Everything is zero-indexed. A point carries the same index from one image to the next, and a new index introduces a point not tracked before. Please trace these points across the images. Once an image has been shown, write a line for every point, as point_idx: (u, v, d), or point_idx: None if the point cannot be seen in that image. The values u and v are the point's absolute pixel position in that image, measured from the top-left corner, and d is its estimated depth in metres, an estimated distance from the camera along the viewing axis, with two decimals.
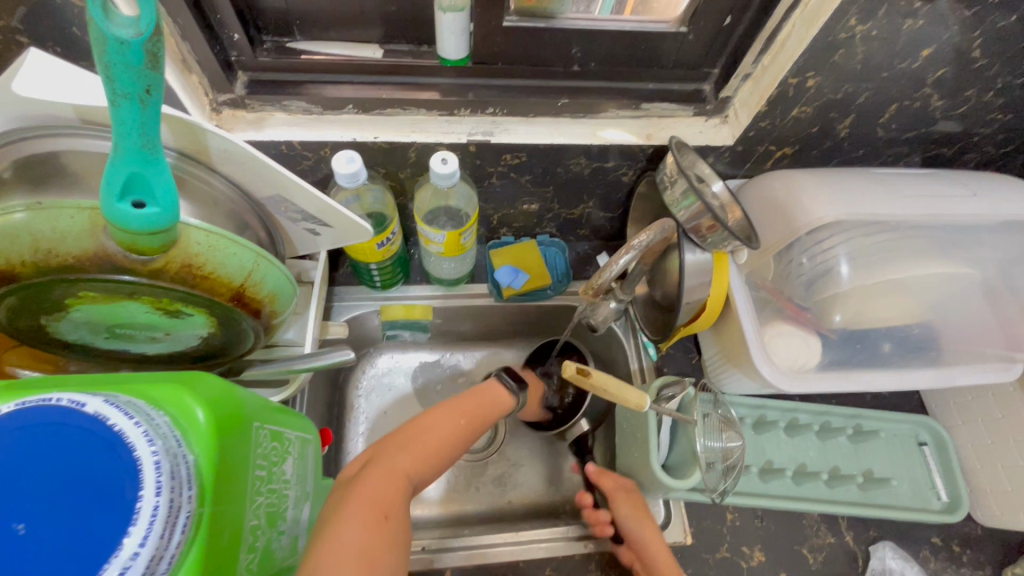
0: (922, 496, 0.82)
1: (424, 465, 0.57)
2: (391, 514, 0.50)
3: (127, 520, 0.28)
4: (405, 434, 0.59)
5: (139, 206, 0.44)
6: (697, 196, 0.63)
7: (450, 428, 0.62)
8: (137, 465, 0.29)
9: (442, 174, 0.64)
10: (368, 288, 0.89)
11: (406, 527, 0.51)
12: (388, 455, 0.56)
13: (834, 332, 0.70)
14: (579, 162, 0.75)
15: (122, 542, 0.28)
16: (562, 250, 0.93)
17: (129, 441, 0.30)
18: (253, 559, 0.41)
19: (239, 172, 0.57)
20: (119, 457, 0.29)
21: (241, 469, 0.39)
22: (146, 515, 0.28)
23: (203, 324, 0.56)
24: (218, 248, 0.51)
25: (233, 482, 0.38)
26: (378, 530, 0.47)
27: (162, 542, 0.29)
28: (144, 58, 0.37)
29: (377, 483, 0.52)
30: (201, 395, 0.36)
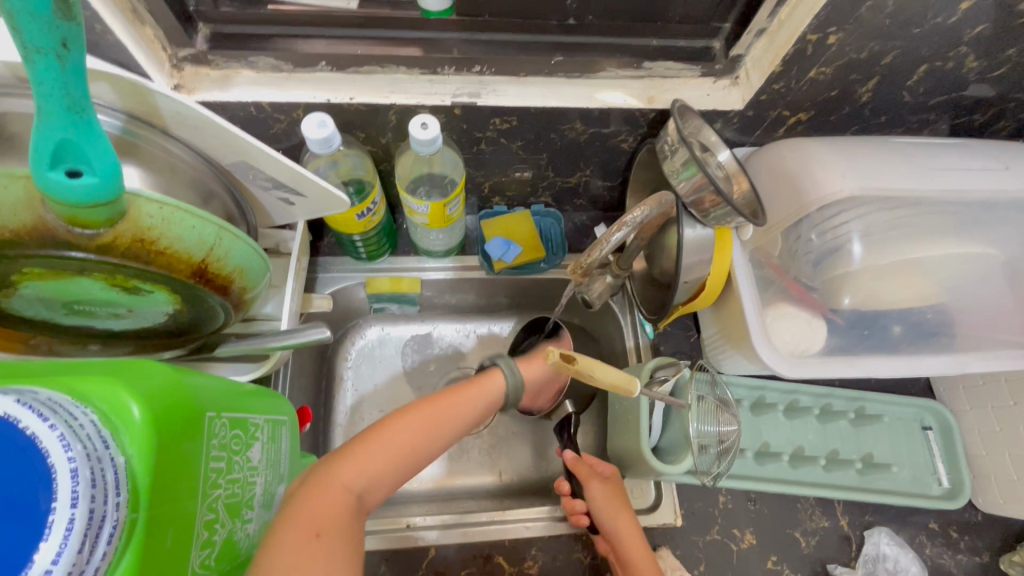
0: (923, 481, 0.80)
1: (382, 474, 0.53)
2: (324, 532, 0.47)
3: (39, 534, 0.26)
4: (368, 438, 0.55)
5: (74, 176, 0.40)
6: (698, 166, 0.57)
7: (418, 430, 0.57)
8: (51, 473, 0.26)
9: (423, 139, 0.58)
10: (353, 259, 0.85)
11: (346, 543, 0.48)
12: (341, 461, 0.52)
13: (842, 316, 0.66)
14: (574, 127, 0.69)
15: (32, 559, 0.25)
16: (558, 220, 0.88)
17: (43, 446, 0.27)
18: (210, 554, 0.39)
19: (198, 136, 0.53)
20: (32, 465, 0.26)
21: (189, 464, 0.36)
22: (60, 529, 0.26)
23: (165, 301, 0.52)
24: (172, 222, 0.47)
25: (180, 480, 0.35)
26: (304, 552, 0.45)
27: (81, 556, 0.26)
28: (53, 5, 0.34)
29: (321, 498, 0.49)
30: (139, 389, 0.33)
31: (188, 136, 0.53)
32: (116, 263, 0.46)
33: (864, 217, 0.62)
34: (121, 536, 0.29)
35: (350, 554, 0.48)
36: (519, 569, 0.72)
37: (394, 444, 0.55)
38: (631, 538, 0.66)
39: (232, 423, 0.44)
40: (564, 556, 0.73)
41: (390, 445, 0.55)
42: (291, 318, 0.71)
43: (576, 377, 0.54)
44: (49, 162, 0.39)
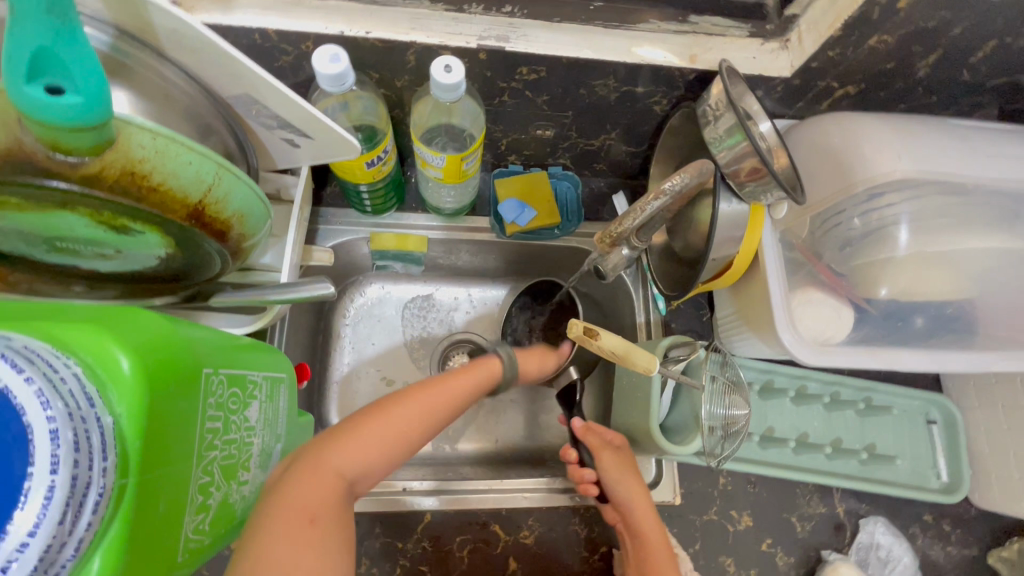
0: (921, 474, 0.79)
1: (376, 458, 0.50)
2: (319, 519, 0.44)
3: (13, 503, 0.22)
4: (371, 417, 0.51)
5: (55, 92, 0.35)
6: (745, 134, 0.53)
7: (421, 410, 0.54)
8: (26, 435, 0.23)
9: (446, 84, 0.53)
10: (357, 212, 0.80)
11: (339, 531, 0.45)
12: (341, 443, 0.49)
13: (870, 303, 0.63)
14: (606, 83, 0.64)
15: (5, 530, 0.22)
16: (575, 185, 0.84)
17: (17, 403, 0.23)
18: (205, 519, 0.37)
19: (197, 61, 0.47)
20: (4, 422, 0.23)
21: (184, 425, 0.33)
22: (37, 498, 0.23)
23: (157, 245, 0.48)
24: (167, 155, 0.42)
25: (175, 441, 0.32)
26: (300, 539, 0.42)
27: (61, 528, 0.23)
28: None
29: (314, 482, 0.46)
30: (129, 341, 0.29)
31: (185, 59, 0.47)
32: (103, 198, 0.41)
33: (907, 203, 0.59)
34: (108, 504, 0.26)
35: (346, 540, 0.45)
36: (514, 538, 0.71)
37: (395, 428, 0.52)
38: (643, 510, 0.65)
39: (229, 380, 0.41)
40: (561, 528, 0.72)
41: (392, 427, 0.52)
42: (291, 271, 0.66)
43: (595, 351, 0.52)
44: (26, 74, 0.34)
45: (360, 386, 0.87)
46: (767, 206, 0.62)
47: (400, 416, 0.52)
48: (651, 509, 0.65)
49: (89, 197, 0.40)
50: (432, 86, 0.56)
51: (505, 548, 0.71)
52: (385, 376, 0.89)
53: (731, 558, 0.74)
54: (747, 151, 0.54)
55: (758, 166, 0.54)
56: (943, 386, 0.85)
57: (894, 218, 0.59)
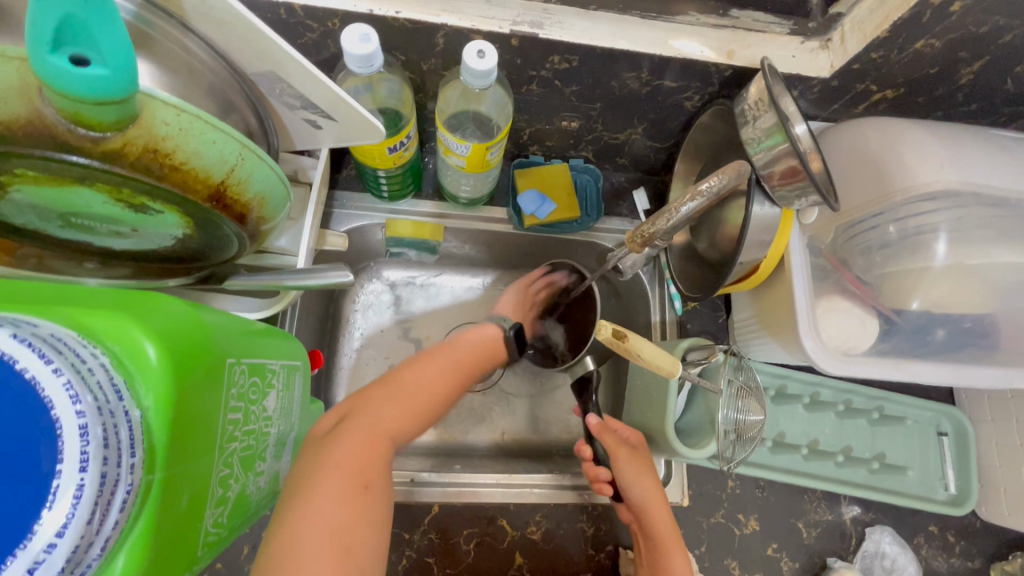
0: (929, 485, 0.79)
1: (403, 421, 0.53)
2: (372, 480, 0.46)
3: (41, 501, 0.21)
4: (386, 390, 0.55)
5: (80, 64, 0.33)
6: (786, 135, 0.52)
7: (432, 377, 0.59)
8: (55, 429, 0.22)
9: (477, 70, 0.51)
10: (374, 197, 0.79)
11: (385, 490, 0.47)
12: (367, 411, 0.52)
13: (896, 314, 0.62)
14: (639, 76, 0.62)
15: (33, 530, 0.21)
16: (597, 179, 0.82)
17: (45, 395, 0.22)
18: (224, 511, 0.36)
19: (223, 34, 0.45)
20: (32, 415, 0.22)
21: (208, 416, 0.32)
22: (66, 497, 0.21)
23: (175, 225, 0.46)
24: (191, 133, 0.41)
25: (199, 434, 0.31)
26: (359, 498, 0.44)
27: (90, 528, 0.22)
28: None
29: (355, 444, 0.47)
30: (157, 330, 0.28)
31: (210, 30, 0.45)
32: (123, 175, 0.39)
33: (943, 214, 0.57)
34: (135, 501, 0.25)
35: (390, 497, 0.47)
36: (521, 533, 0.71)
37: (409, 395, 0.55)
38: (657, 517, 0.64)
39: (249, 368, 0.39)
40: (568, 525, 0.72)
41: (407, 395, 0.55)
42: (307, 256, 0.65)
43: (620, 353, 0.51)
44: (50, 42, 0.32)
45: (368, 374, 0.86)
46: (797, 211, 0.61)
47: (412, 384, 0.57)
48: (667, 513, 0.65)
49: (110, 173, 0.39)
50: (462, 71, 0.54)
51: (512, 543, 0.70)
52: (394, 364, 0.87)
53: (736, 561, 0.74)
54: (784, 153, 0.53)
55: (795, 170, 0.53)
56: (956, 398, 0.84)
57: (928, 228, 0.57)
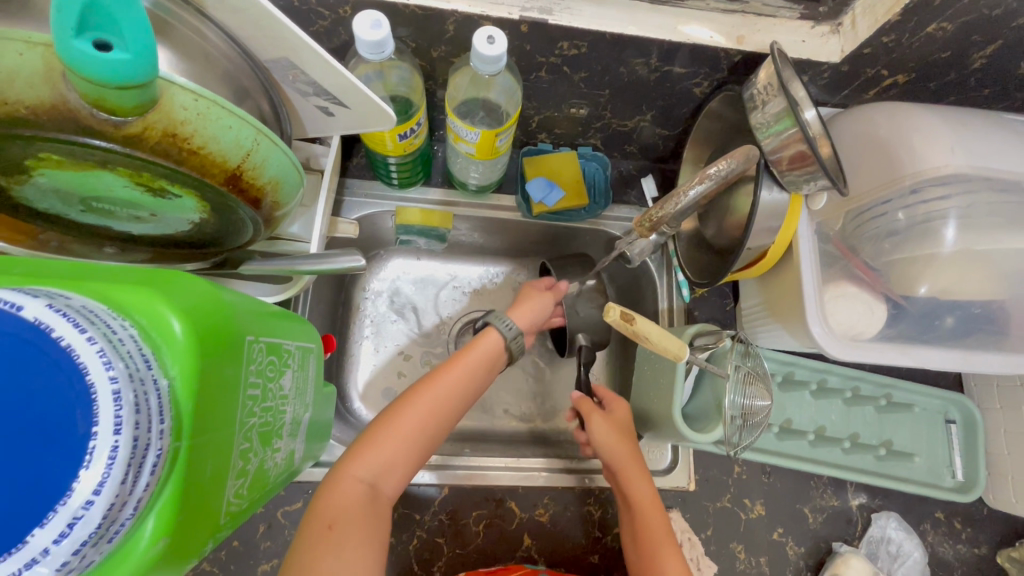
0: (936, 472, 0.79)
1: (389, 462, 0.55)
2: (337, 524, 0.50)
3: (78, 461, 0.22)
4: (377, 426, 0.57)
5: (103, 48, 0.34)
6: (795, 120, 0.52)
7: (422, 415, 0.58)
8: (90, 394, 0.23)
9: (487, 56, 0.52)
10: (384, 185, 0.80)
11: (357, 531, 0.51)
12: (356, 451, 0.55)
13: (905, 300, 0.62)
14: (648, 62, 0.62)
15: (72, 487, 0.22)
16: (604, 167, 0.83)
17: (80, 361, 0.23)
18: (244, 483, 0.37)
19: (238, 20, 0.46)
20: (69, 380, 0.23)
21: (229, 389, 0.33)
22: (102, 456, 0.23)
23: (192, 209, 0.48)
24: (208, 118, 0.41)
25: (221, 407, 0.32)
26: (322, 544, 0.49)
27: (124, 488, 0.23)
28: None
29: (335, 489, 0.52)
30: (181, 305, 0.29)
31: (225, 17, 0.46)
32: (144, 159, 0.40)
33: (953, 199, 0.57)
34: (164, 465, 0.26)
35: (364, 537, 0.51)
36: (529, 515, 0.72)
37: (393, 436, 0.56)
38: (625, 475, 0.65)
39: (266, 344, 0.41)
40: (575, 508, 0.73)
41: (394, 436, 0.56)
42: (319, 242, 0.67)
43: (627, 336, 0.52)
44: (75, 27, 0.33)
45: (378, 360, 0.88)
46: (806, 196, 0.61)
47: (399, 422, 0.57)
48: (641, 472, 0.65)
49: (130, 156, 0.40)
50: (472, 57, 0.55)
51: (520, 525, 0.72)
52: (403, 350, 0.89)
53: (742, 545, 0.75)
54: (793, 137, 0.53)
55: (804, 154, 0.53)
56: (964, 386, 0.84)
57: (938, 214, 0.57)
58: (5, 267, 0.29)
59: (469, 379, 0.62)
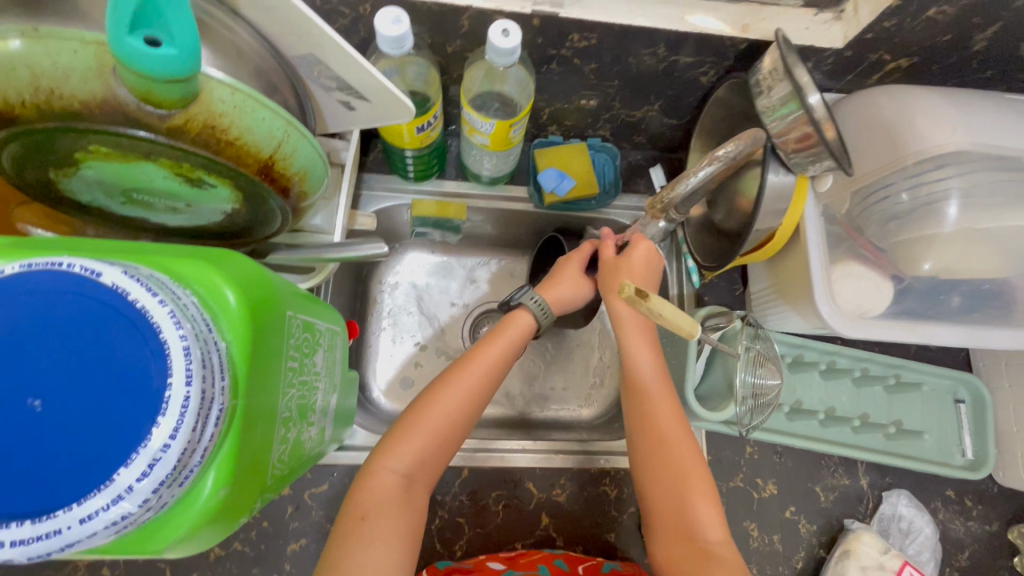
0: (946, 451, 0.80)
1: (421, 453, 0.57)
2: (370, 516, 0.53)
3: (155, 409, 0.25)
4: (410, 418, 0.59)
5: (153, 44, 0.37)
6: (800, 103, 0.54)
7: (452, 404, 0.60)
8: (164, 350, 0.26)
9: (502, 49, 0.54)
10: (400, 178, 0.82)
11: (388, 525, 0.53)
12: (389, 443, 0.57)
13: (912, 279, 0.63)
14: (657, 53, 0.64)
15: (151, 432, 0.25)
16: (613, 157, 0.85)
17: (154, 321, 0.26)
18: (285, 450, 0.40)
19: (268, 19, 0.48)
20: (145, 338, 0.26)
21: (274, 358, 0.36)
22: (176, 405, 0.25)
23: (226, 199, 0.50)
24: (244, 111, 0.44)
25: (268, 373, 0.35)
26: (357, 534, 0.51)
27: (195, 435, 0.26)
28: None
29: (370, 481, 0.55)
30: (233, 277, 0.32)
31: (256, 16, 0.49)
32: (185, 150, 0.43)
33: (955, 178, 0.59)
34: (225, 420, 0.29)
35: (395, 530, 0.53)
36: (546, 496, 0.74)
37: (426, 431, 0.58)
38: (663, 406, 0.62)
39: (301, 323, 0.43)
40: (590, 488, 0.75)
41: (426, 429, 0.58)
42: (341, 233, 0.70)
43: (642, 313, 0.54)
44: (128, 25, 0.36)
45: (396, 350, 0.90)
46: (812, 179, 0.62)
47: (432, 415, 0.59)
48: (673, 407, 0.63)
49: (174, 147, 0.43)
50: (487, 50, 0.57)
51: (537, 505, 0.74)
52: (420, 341, 0.91)
53: (755, 524, 0.76)
54: (799, 120, 0.55)
55: (810, 136, 0.55)
56: (973, 366, 0.86)
57: (944, 193, 0.59)
58: (74, 245, 0.32)
59: (505, 354, 0.65)
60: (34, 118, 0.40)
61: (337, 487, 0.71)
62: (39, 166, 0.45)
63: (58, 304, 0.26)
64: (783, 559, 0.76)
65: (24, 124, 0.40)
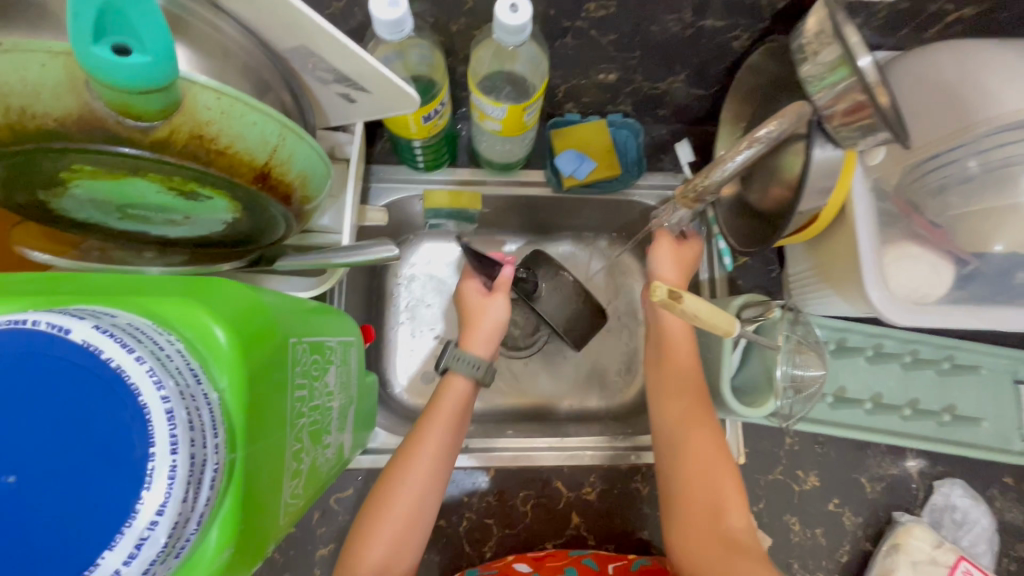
0: (1005, 435, 0.74)
1: (391, 548, 0.55)
2: None
3: (139, 482, 0.22)
4: (372, 512, 0.56)
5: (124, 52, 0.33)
6: (851, 68, 0.48)
7: (411, 490, 0.57)
8: (144, 415, 0.23)
9: (511, 26, 0.49)
10: (410, 169, 0.78)
11: None
12: (355, 545, 0.55)
13: (975, 258, 0.57)
14: (683, 18, 0.58)
15: (136, 508, 0.22)
16: (636, 134, 0.78)
17: (131, 382, 0.23)
18: (299, 483, 0.38)
19: (253, 11, 0.44)
20: (123, 401, 0.23)
21: (278, 394, 0.33)
22: (161, 476, 0.23)
23: (225, 209, 0.47)
24: (233, 116, 0.40)
25: (272, 412, 0.32)
26: None
27: (186, 505, 0.23)
28: None
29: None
30: (223, 314, 0.29)
31: (240, 9, 0.45)
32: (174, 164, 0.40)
33: None
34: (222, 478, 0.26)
35: None
36: (576, 494, 0.72)
37: (393, 523, 0.55)
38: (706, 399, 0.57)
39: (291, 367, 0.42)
40: (622, 486, 0.72)
41: (390, 520, 0.55)
42: (351, 232, 0.66)
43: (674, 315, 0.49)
44: (93, 33, 0.32)
45: (416, 346, 0.88)
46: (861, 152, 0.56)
47: (398, 505, 0.56)
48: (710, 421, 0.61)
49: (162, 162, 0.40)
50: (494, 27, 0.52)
51: (567, 505, 0.72)
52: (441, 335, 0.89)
53: (796, 518, 0.73)
54: (850, 89, 0.49)
55: (862, 106, 0.48)
56: None
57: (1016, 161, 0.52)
58: (51, 286, 0.30)
59: (453, 424, 0.62)
60: (10, 141, 0.37)
61: (363, 491, 0.70)
62: (27, 188, 0.43)
63: (27, 366, 0.23)
64: (827, 552, 0.72)
65: (2, 147, 0.37)
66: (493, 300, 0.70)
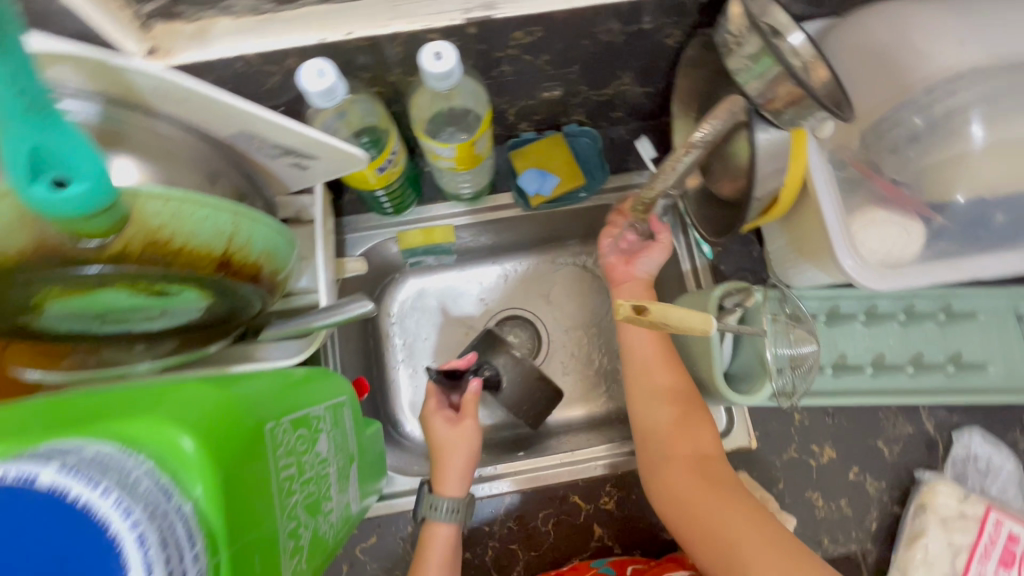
0: (1018, 375, 0.73)
1: None
2: None
3: None
4: None
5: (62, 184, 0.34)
6: (774, 55, 0.48)
7: None
8: (115, 545, 0.24)
9: (437, 73, 0.50)
10: (380, 215, 0.80)
11: None
12: None
13: (944, 213, 0.57)
14: (612, 28, 0.58)
15: None
16: (596, 140, 0.79)
17: (100, 515, 0.24)
18: (301, 558, 0.39)
19: (186, 109, 0.46)
20: (97, 532, 0.24)
21: (258, 484, 0.34)
22: None
23: (197, 299, 0.49)
24: (183, 216, 0.42)
25: (254, 502, 0.33)
26: None
27: None
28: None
29: None
30: (188, 421, 0.30)
31: (174, 109, 0.46)
32: (134, 271, 0.41)
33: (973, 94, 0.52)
34: None
35: None
36: (595, 506, 0.72)
37: None
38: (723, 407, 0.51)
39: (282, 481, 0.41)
40: (639, 491, 0.73)
41: None
42: (329, 291, 0.67)
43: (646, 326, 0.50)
44: (29, 175, 0.33)
45: (418, 382, 0.89)
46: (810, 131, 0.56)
47: None
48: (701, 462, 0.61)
49: (124, 273, 0.41)
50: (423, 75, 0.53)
51: (588, 517, 0.72)
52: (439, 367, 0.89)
53: (818, 493, 0.72)
54: (780, 76, 0.49)
55: (797, 90, 0.49)
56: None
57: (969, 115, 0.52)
58: (32, 417, 0.32)
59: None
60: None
61: (387, 538, 0.71)
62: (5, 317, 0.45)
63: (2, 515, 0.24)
64: (855, 523, 0.72)
65: None
66: (463, 429, 0.68)
